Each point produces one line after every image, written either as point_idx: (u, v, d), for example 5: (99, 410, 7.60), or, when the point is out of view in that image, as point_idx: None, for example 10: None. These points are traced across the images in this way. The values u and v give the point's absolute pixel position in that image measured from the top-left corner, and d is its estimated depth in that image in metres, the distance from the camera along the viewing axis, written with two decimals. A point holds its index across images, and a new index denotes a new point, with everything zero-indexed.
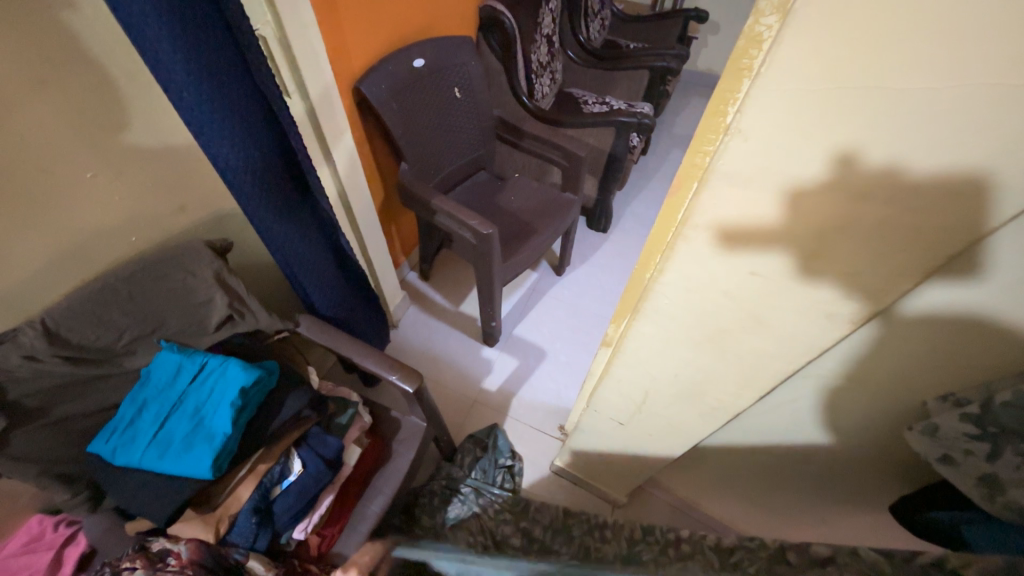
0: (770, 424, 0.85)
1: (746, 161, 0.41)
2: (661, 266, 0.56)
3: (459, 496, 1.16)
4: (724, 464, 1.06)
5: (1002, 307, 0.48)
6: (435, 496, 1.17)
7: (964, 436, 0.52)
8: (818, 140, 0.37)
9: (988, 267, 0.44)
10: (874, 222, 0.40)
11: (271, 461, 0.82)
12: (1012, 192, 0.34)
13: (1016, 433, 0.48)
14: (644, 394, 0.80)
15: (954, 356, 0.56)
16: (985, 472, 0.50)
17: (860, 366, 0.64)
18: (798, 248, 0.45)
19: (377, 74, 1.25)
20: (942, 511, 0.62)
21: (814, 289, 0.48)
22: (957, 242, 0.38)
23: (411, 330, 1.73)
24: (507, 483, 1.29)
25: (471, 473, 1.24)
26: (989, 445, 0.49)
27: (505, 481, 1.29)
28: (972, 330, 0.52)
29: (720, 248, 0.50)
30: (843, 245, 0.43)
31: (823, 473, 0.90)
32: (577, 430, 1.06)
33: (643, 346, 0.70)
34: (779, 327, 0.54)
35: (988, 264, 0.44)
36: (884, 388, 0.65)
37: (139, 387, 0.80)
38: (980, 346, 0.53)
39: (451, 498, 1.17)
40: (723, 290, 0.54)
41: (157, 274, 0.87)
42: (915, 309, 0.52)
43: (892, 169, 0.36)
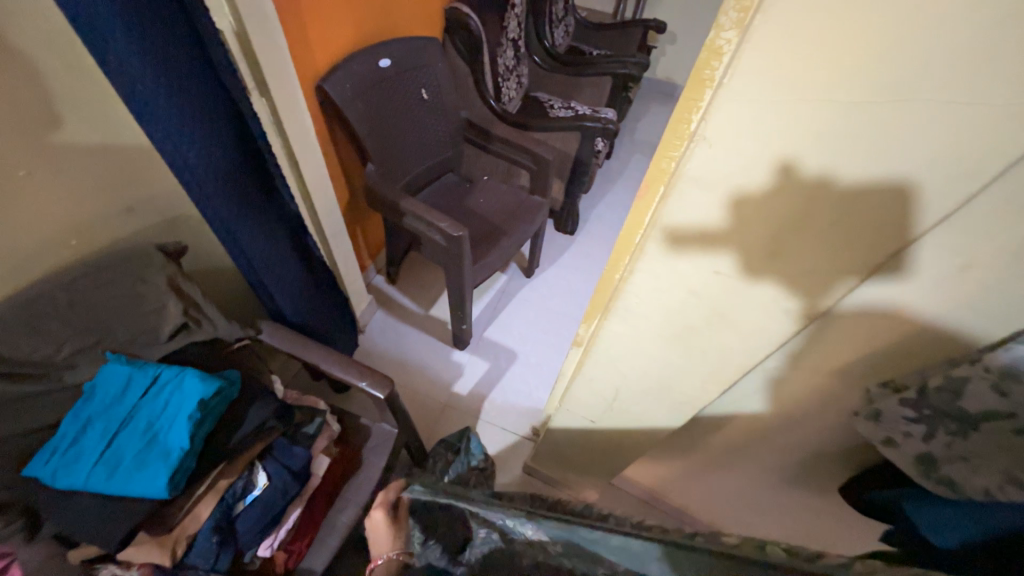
0: (732, 415, 0.89)
1: (710, 166, 0.43)
2: (631, 267, 0.58)
3: None
4: (688, 456, 1.10)
5: (933, 303, 0.53)
6: None
7: (904, 419, 0.56)
8: (777, 146, 0.39)
9: (923, 265, 0.49)
10: (828, 225, 0.43)
11: (233, 477, 0.78)
12: (947, 197, 0.37)
13: (946, 415, 0.53)
14: (615, 392, 0.82)
15: (892, 348, 0.61)
16: (922, 452, 0.55)
17: (812, 359, 0.68)
18: (760, 248, 0.47)
19: (341, 74, 1.23)
20: (884, 490, 0.67)
21: (778, 287, 0.51)
22: (901, 241, 0.42)
23: (379, 335, 1.69)
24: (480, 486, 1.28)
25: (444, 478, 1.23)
26: (925, 427, 0.54)
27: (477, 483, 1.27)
28: (908, 322, 0.56)
29: (688, 248, 0.52)
30: (799, 246, 0.46)
31: (778, 461, 0.95)
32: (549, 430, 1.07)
33: (613, 344, 0.72)
34: (741, 323, 0.57)
35: (923, 263, 0.49)
36: (833, 379, 0.70)
37: (82, 403, 0.74)
38: (914, 336, 0.58)
39: None
40: (691, 289, 0.56)
41: (103, 280, 0.81)
42: (858, 305, 0.57)
43: (840, 174, 0.39)
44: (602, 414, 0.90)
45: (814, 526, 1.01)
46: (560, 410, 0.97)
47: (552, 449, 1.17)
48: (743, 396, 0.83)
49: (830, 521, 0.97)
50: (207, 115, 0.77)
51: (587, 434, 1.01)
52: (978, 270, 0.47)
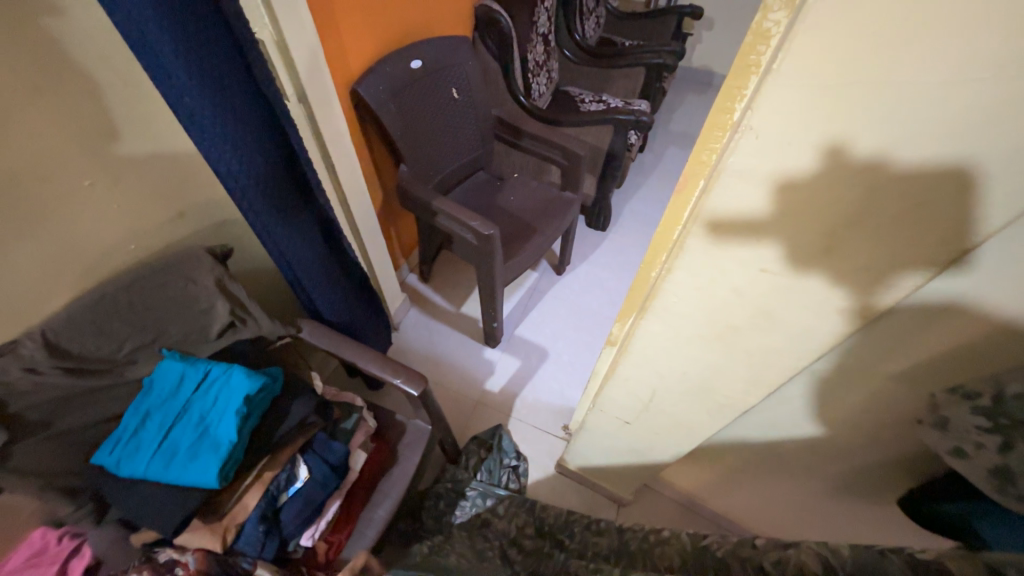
0: (777, 416, 0.85)
1: (755, 157, 0.41)
2: (669, 264, 0.56)
3: (465, 500, 1.16)
4: (729, 459, 1.06)
5: (1014, 303, 0.48)
6: (440, 499, 1.17)
7: (976, 429, 0.51)
8: (830, 135, 0.36)
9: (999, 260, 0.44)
10: (889, 218, 0.39)
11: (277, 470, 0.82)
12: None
13: None
14: (652, 394, 0.80)
15: (963, 349, 0.55)
16: (996, 464, 0.49)
17: (866, 360, 0.64)
18: (810, 244, 0.44)
19: (373, 77, 1.25)
20: (948, 503, 0.63)
21: (835, 283, 0.47)
22: (975, 236, 0.37)
23: (412, 332, 1.72)
24: (512, 483, 1.29)
25: (476, 475, 1.24)
26: (1001, 438, 0.49)
27: (510, 480, 1.29)
28: (981, 322, 0.51)
29: (728, 245, 0.49)
30: (855, 241, 0.42)
31: (827, 469, 0.90)
32: (582, 430, 1.06)
33: (650, 345, 0.70)
34: (789, 324, 0.54)
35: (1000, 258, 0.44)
36: (893, 383, 0.65)
37: (141, 397, 0.79)
38: (983, 339, 0.53)
39: (457, 502, 1.16)
40: (734, 287, 0.53)
41: (158, 282, 0.86)
42: (922, 302, 0.52)
43: (902, 165, 0.36)
44: (637, 415, 0.88)
45: (866, 540, 0.95)
46: (595, 410, 0.95)
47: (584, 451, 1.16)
48: (789, 398, 0.79)
49: (887, 534, 0.91)
50: (247, 123, 0.80)
51: (621, 436, 0.99)
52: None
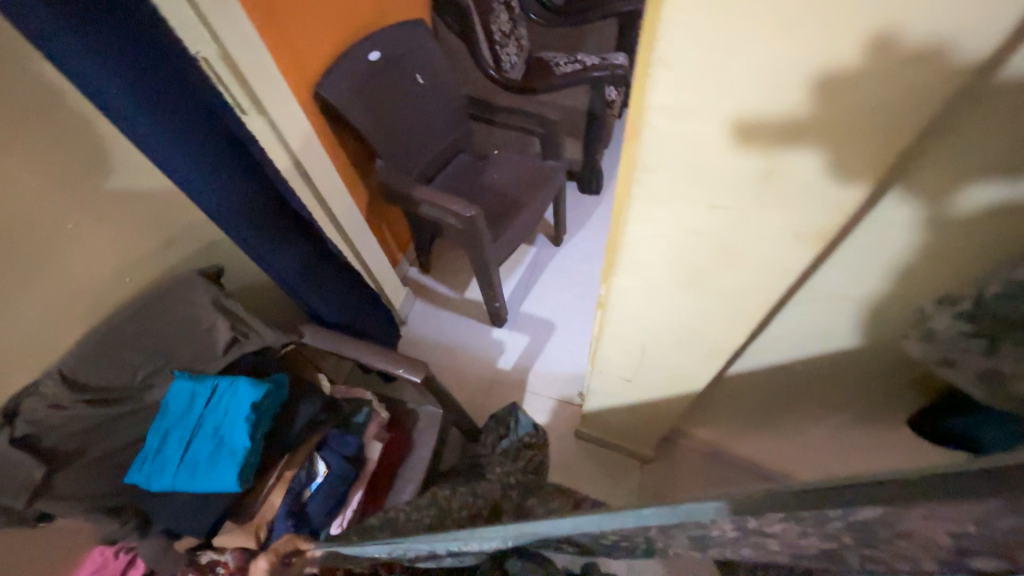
0: (775, 354, 0.84)
1: (681, 90, 0.39)
2: (625, 219, 0.55)
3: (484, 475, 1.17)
4: (739, 402, 1.06)
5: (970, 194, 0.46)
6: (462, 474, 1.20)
7: (960, 337, 0.48)
8: (744, 54, 0.35)
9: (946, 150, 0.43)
10: (822, 127, 0.38)
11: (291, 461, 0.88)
12: (949, 64, 0.32)
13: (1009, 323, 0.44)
14: (645, 350, 0.80)
15: (939, 251, 0.54)
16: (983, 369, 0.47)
17: (846, 282, 0.62)
18: (752, 171, 0.43)
19: (335, 77, 1.24)
20: (957, 419, 0.60)
21: (787, 208, 0.46)
22: (908, 131, 0.36)
23: (420, 323, 1.76)
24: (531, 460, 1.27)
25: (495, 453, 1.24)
26: (985, 342, 0.46)
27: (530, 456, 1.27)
28: (946, 220, 0.50)
29: (677, 188, 0.48)
30: (796, 158, 0.41)
31: (837, 399, 0.89)
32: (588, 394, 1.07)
33: (628, 301, 0.70)
34: (754, 257, 0.53)
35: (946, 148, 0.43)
36: (876, 299, 0.64)
37: (160, 417, 0.84)
38: (953, 240, 0.52)
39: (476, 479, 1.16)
40: (691, 230, 0.52)
41: (159, 308, 0.90)
42: (884, 211, 0.51)
43: (831, 69, 0.34)
44: (636, 373, 0.88)
45: (887, 464, 0.94)
46: (595, 374, 0.96)
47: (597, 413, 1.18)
48: (783, 334, 0.78)
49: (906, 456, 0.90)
50: (207, 142, 0.81)
51: (625, 394, 1.00)
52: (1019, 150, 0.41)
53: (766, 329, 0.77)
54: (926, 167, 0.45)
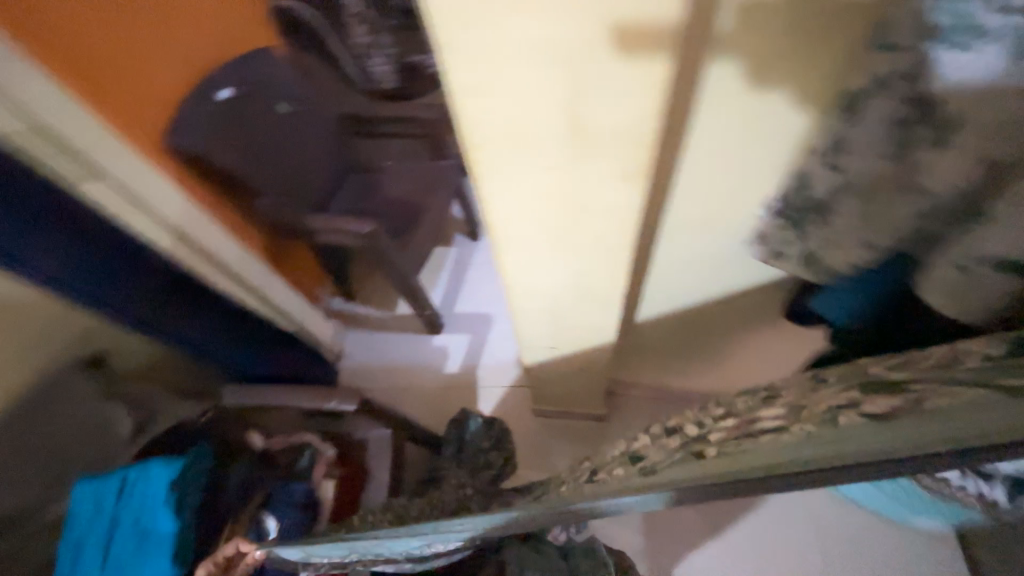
0: (672, 292, 0.90)
1: (471, 67, 0.42)
2: (482, 195, 0.57)
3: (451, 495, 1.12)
4: (663, 343, 1.14)
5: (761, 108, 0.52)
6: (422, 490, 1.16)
7: None
8: (510, 23, 0.38)
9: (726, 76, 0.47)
10: (602, 79, 0.41)
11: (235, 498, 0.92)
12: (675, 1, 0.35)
13: None
14: (551, 314, 0.84)
15: (753, 163, 0.60)
16: None
17: (694, 208, 0.67)
18: (565, 129, 0.46)
19: (185, 124, 1.16)
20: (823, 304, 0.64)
21: (608, 159, 0.49)
22: (670, 69, 0.40)
23: (357, 351, 1.71)
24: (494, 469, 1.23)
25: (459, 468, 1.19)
26: None
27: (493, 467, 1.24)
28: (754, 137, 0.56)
29: (512, 158, 0.51)
30: (595, 112, 0.44)
31: (738, 317, 0.98)
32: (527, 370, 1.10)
33: (521, 273, 0.73)
34: (603, 209, 0.56)
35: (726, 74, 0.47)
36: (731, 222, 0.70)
37: (69, 529, 0.77)
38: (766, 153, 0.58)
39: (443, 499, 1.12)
40: (542, 194, 0.55)
41: (41, 418, 0.85)
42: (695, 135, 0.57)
43: (585, 40, 0.39)
44: (555, 337, 0.92)
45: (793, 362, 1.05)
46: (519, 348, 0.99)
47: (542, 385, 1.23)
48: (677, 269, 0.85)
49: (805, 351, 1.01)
50: None
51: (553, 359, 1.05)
52: (773, 59, 0.48)
53: (647, 272, 0.82)
54: (708, 95, 0.52)
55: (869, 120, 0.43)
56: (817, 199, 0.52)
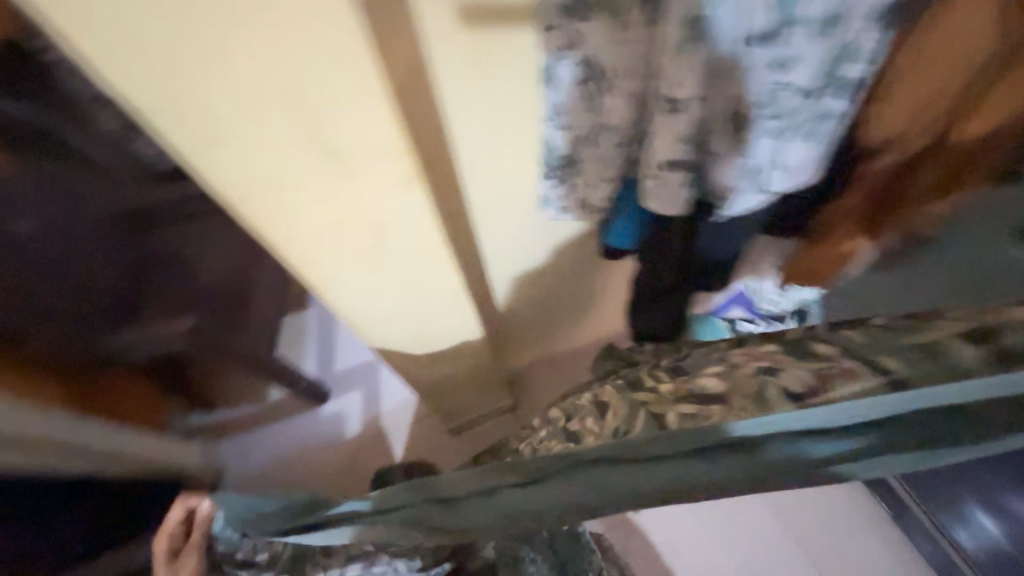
0: (513, 274, 0.95)
1: (189, 129, 0.41)
2: (274, 244, 0.56)
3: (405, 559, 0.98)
4: (533, 320, 1.20)
5: (489, 90, 0.58)
6: None
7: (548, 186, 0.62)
8: (206, 79, 0.38)
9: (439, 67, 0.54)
10: (328, 105, 0.43)
11: (170, 528, 0.81)
12: (347, 26, 0.38)
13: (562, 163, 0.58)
14: (416, 326, 0.84)
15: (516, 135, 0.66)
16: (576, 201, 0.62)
17: (488, 190, 0.72)
18: (320, 158, 0.48)
19: None
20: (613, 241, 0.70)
21: (376, 174, 0.52)
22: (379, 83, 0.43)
23: (237, 459, 1.50)
24: None
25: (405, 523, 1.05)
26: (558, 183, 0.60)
27: None
28: (500, 114, 0.62)
29: (282, 198, 0.50)
30: (339, 136, 0.46)
31: (580, 274, 1.08)
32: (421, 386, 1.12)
33: (359, 303, 0.72)
34: (399, 221, 0.59)
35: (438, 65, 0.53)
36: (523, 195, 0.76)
37: None
38: (516, 127, 0.65)
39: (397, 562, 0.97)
40: (333, 224, 0.56)
41: None
42: (453, 125, 0.61)
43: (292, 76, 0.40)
44: (431, 345, 0.93)
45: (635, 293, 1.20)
46: (403, 364, 0.98)
47: (440, 403, 1.22)
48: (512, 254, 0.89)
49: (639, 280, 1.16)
50: None
51: (442, 367, 1.06)
52: (479, 43, 0.53)
53: (482, 260, 0.86)
54: (443, 89, 0.56)
55: (563, 88, 0.49)
56: (564, 155, 0.57)
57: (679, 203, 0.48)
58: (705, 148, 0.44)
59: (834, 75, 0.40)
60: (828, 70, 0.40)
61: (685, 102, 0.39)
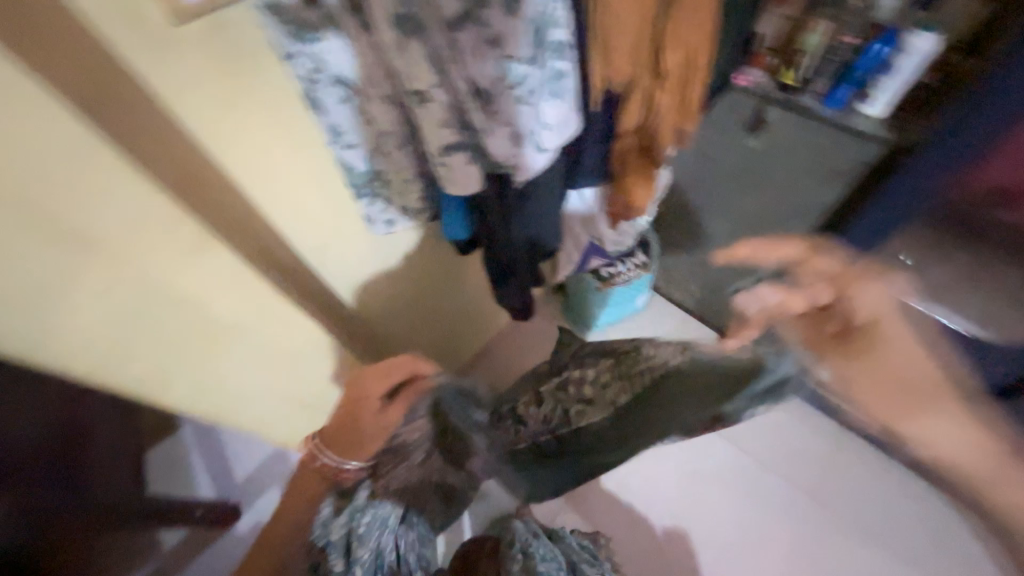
0: (379, 301, 0.94)
1: None
2: (64, 357, 0.51)
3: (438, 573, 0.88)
4: (427, 337, 1.19)
5: (270, 129, 0.56)
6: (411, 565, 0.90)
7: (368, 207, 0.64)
8: None
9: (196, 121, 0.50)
10: (64, 188, 0.42)
11: (380, 431, 0.68)
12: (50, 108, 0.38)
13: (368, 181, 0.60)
14: (287, 380, 0.81)
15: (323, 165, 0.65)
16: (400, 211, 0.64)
17: (315, 228, 0.71)
18: (80, 248, 0.46)
19: None
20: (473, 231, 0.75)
21: (158, 245, 0.50)
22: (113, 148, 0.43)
23: None
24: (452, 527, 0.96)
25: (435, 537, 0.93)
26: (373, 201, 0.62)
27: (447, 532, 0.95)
28: (293, 150, 0.60)
29: (51, 304, 0.47)
30: (93, 219, 0.44)
31: (452, 278, 1.10)
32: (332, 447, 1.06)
33: (207, 382, 0.69)
34: (212, 286, 0.57)
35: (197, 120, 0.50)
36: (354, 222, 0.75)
37: None
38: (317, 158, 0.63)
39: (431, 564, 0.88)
40: (131, 311, 0.53)
41: None
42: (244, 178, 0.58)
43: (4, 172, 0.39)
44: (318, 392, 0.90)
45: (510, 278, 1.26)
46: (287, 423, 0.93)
47: None
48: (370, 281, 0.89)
49: None
50: None
51: None
52: (235, 84, 0.50)
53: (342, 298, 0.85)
54: (213, 143, 0.53)
55: (331, 108, 0.50)
56: (365, 172, 0.58)
57: (477, 179, 0.53)
58: (467, 126, 0.49)
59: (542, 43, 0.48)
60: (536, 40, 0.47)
61: (427, 91, 0.44)
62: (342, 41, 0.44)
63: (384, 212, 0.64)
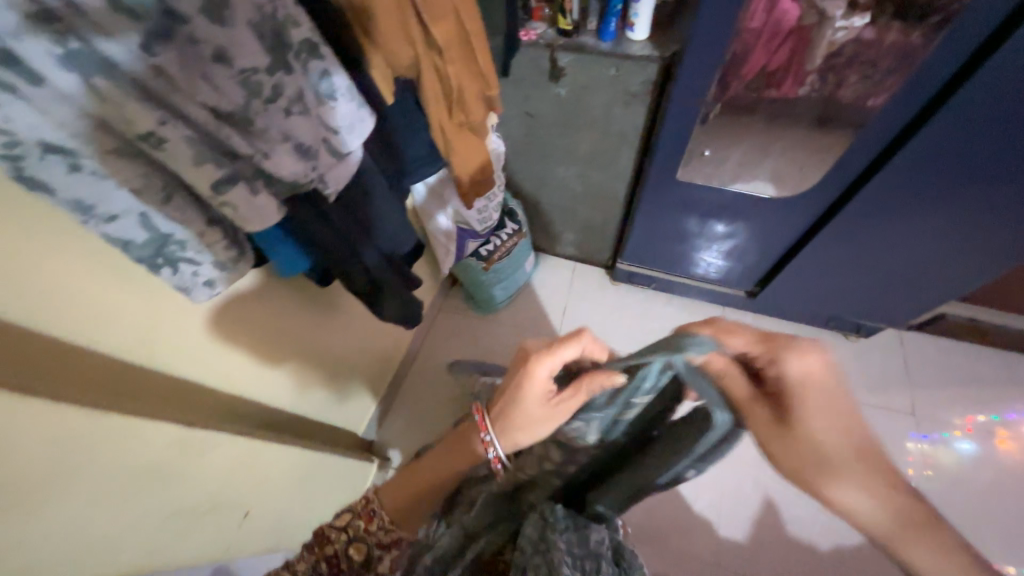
0: (237, 369, 0.82)
1: None
2: None
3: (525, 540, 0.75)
4: (319, 382, 1.09)
5: None
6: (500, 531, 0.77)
7: (174, 276, 0.54)
8: None
9: None
10: None
11: (548, 418, 0.60)
12: None
13: (157, 250, 0.49)
14: (167, 505, 0.67)
15: (76, 255, 0.52)
16: (213, 265, 0.56)
17: (120, 325, 0.59)
18: None
19: None
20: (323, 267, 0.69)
21: None
22: None
23: None
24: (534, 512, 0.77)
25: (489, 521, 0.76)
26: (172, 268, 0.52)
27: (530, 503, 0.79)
28: (20, 248, 0.46)
29: None
30: None
31: (317, 312, 1.01)
32: (263, 543, 0.93)
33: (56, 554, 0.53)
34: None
35: None
36: (156, 299, 0.63)
37: None
38: (56, 246, 0.49)
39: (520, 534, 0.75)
40: None
41: None
42: None
43: None
44: (215, 502, 0.76)
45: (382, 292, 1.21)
46: (197, 554, 0.76)
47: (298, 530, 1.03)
48: (218, 351, 0.77)
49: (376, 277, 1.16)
50: None
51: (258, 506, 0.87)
52: None
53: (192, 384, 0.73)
54: None
55: (56, 181, 0.38)
56: (148, 241, 0.47)
57: (275, 208, 0.48)
58: (231, 154, 0.43)
59: (283, 46, 0.44)
60: (270, 43, 0.43)
61: None
62: (34, 100, 0.32)
63: (198, 273, 0.56)
